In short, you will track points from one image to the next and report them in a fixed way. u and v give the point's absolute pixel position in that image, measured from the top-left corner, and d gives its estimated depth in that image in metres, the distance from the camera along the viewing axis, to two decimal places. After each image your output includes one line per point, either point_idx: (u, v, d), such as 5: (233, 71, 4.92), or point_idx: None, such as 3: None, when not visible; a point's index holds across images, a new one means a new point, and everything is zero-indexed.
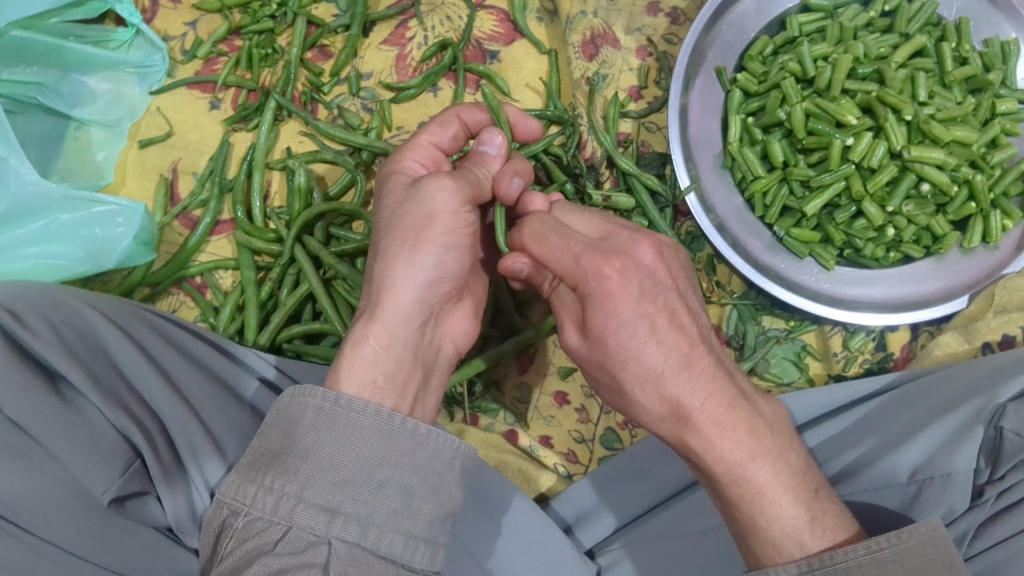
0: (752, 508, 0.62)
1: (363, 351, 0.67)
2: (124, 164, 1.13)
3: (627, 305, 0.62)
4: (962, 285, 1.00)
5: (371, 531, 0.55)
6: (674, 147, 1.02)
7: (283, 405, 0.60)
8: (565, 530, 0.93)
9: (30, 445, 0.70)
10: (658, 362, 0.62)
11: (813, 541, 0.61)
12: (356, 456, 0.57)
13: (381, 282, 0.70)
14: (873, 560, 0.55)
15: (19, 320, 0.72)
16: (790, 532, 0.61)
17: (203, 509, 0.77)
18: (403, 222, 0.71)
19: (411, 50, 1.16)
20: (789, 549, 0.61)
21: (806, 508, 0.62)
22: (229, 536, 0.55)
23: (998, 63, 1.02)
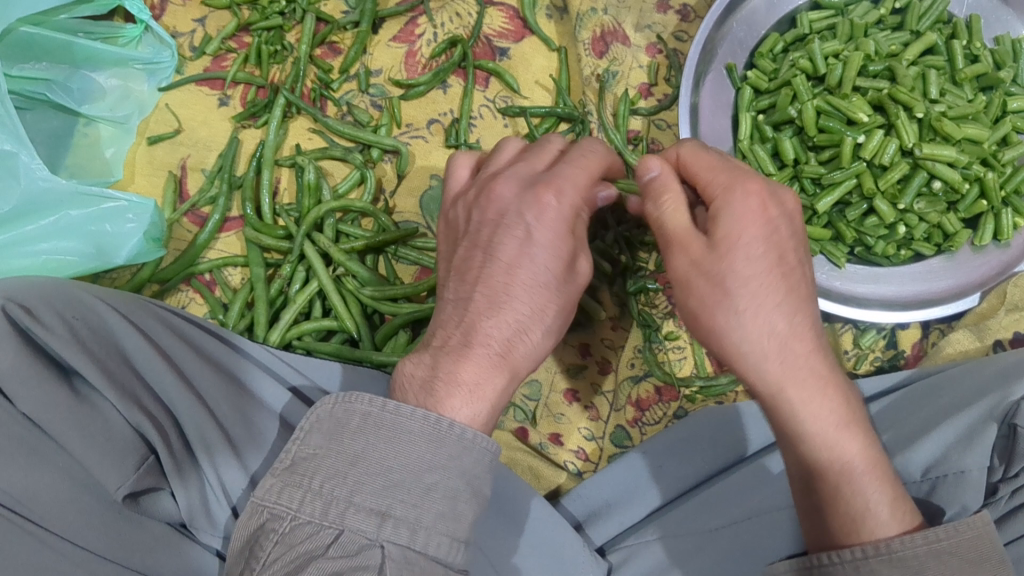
0: (836, 483, 0.62)
1: (493, 386, 0.61)
2: (132, 161, 1.12)
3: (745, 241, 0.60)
4: (972, 282, 1.00)
5: (420, 534, 0.52)
6: (684, 125, 1.01)
7: (322, 413, 0.56)
8: (576, 527, 0.92)
9: (43, 440, 0.70)
10: (753, 277, 0.60)
11: (886, 530, 0.60)
12: (403, 461, 0.54)
13: (518, 324, 0.63)
14: (931, 550, 0.56)
15: (30, 315, 0.72)
16: (868, 511, 0.61)
17: (224, 521, 0.76)
18: (556, 287, 0.64)
19: (421, 47, 1.16)
20: (867, 528, 0.60)
21: (889, 500, 0.61)
22: (269, 542, 0.51)
23: (1009, 60, 1.01)
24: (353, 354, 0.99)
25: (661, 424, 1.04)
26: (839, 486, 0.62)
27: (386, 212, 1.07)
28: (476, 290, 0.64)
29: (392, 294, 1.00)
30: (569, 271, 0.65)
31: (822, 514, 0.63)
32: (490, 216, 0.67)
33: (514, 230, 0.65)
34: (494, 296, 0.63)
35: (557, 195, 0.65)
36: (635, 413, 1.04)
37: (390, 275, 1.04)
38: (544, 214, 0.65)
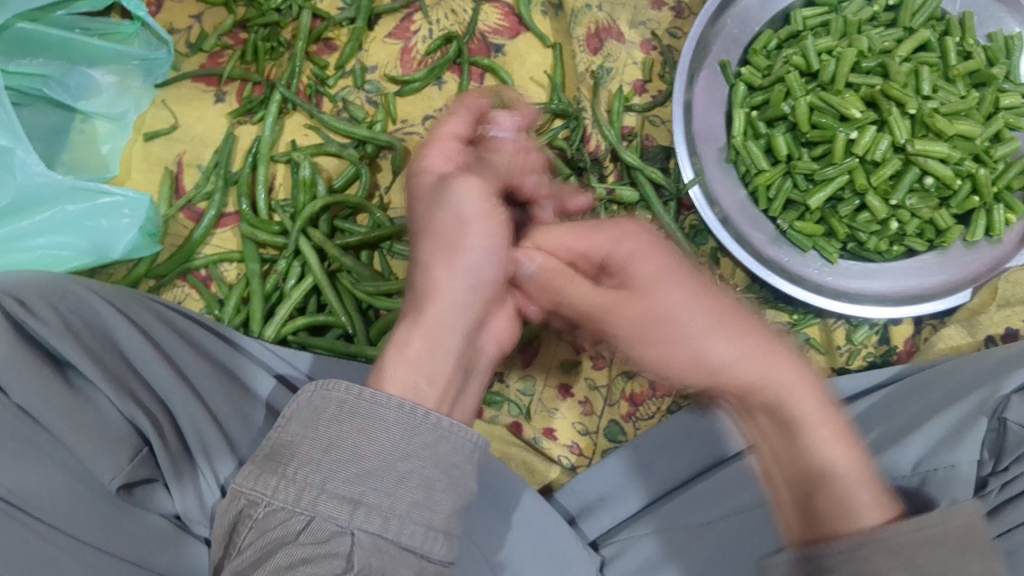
0: (814, 482, 0.57)
1: (397, 362, 0.60)
2: (128, 158, 1.13)
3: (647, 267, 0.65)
4: (966, 277, 1.01)
5: (393, 523, 0.52)
6: (678, 142, 1.03)
7: (302, 401, 0.56)
8: (569, 521, 0.93)
9: (37, 431, 0.71)
10: (675, 288, 0.63)
11: (870, 517, 0.54)
12: (376, 448, 0.54)
13: (421, 289, 0.65)
14: (927, 536, 0.51)
15: (25, 307, 0.73)
16: (848, 502, 0.55)
17: (212, 501, 0.76)
18: (436, 238, 0.64)
19: (416, 44, 1.17)
20: (846, 520, 0.54)
21: (871, 492, 0.55)
22: (246, 526, 0.52)
23: (1002, 57, 1.02)
24: (348, 351, 0.99)
25: (655, 419, 1.04)
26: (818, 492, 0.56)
27: (381, 208, 1.07)
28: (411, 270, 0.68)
29: (385, 290, 1.00)
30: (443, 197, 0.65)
31: (814, 524, 0.56)
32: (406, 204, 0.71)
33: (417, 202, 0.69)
34: (415, 280, 0.66)
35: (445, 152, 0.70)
36: (629, 407, 1.04)
37: (386, 271, 1.05)
38: (423, 196, 0.67)
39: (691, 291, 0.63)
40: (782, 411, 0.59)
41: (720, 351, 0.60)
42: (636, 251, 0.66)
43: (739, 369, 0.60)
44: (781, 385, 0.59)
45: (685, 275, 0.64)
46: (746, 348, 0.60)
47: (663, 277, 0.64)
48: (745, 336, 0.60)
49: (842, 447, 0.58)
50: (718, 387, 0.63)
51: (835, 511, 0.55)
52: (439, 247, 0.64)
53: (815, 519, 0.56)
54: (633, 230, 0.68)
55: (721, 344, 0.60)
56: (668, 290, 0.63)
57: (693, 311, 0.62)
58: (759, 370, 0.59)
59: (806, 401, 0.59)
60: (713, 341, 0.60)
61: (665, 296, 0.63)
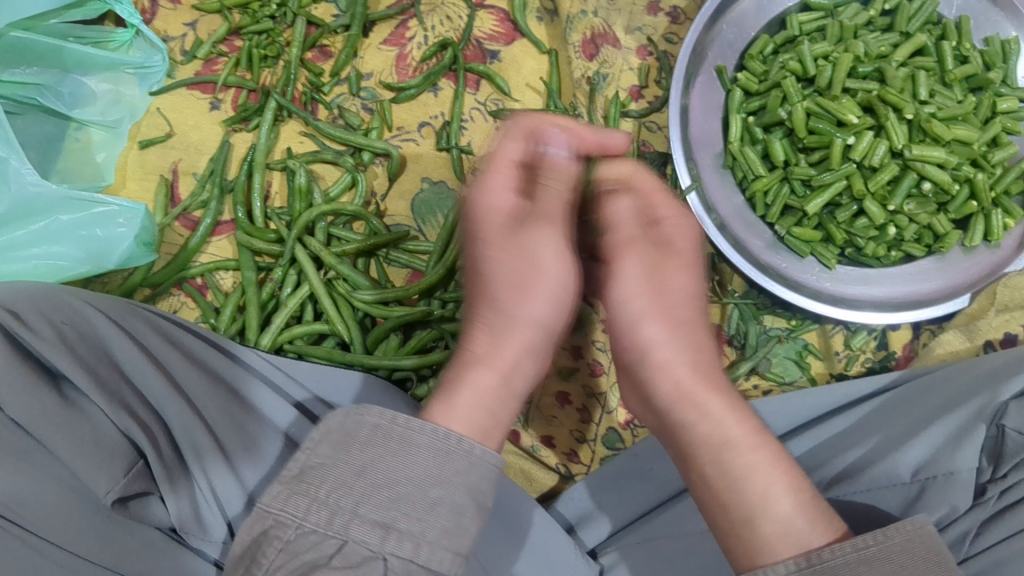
0: (749, 508, 0.61)
1: (463, 395, 0.61)
2: (124, 165, 1.12)
3: (677, 275, 0.72)
4: (962, 284, 1.00)
5: (423, 549, 0.51)
6: (675, 146, 1.02)
7: (334, 425, 0.57)
8: (567, 529, 0.93)
9: (31, 444, 0.70)
10: (650, 302, 0.71)
11: (816, 539, 0.58)
12: (410, 473, 0.54)
13: (502, 318, 0.67)
14: (861, 557, 0.53)
15: (19, 320, 0.72)
16: (781, 532, 0.59)
17: (219, 536, 0.75)
18: (506, 277, 0.67)
19: (411, 50, 1.16)
20: (780, 544, 0.58)
21: (793, 502, 0.60)
22: (273, 550, 0.50)
23: (998, 61, 1.02)
24: (345, 359, 0.99)
25: (651, 426, 1.04)
26: (746, 514, 0.61)
27: (377, 215, 1.07)
28: (480, 296, 0.69)
29: (384, 298, 1.00)
30: (518, 248, 0.68)
31: (742, 541, 0.61)
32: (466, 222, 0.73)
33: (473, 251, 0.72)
34: (479, 321, 0.68)
35: (488, 184, 0.70)
36: (627, 414, 1.04)
37: (381, 278, 1.04)
38: (491, 229, 0.69)
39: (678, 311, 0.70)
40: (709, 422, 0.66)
41: (658, 354, 0.69)
42: (686, 281, 0.72)
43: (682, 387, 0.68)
44: (699, 397, 0.67)
45: (694, 308, 0.71)
46: (676, 353, 0.69)
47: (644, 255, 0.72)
48: (701, 358, 0.69)
49: (775, 473, 0.63)
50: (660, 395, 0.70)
51: (749, 534, 0.61)
52: (501, 290, 0.68)
53: (745, 539, 0.61)
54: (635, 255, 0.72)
55: (660, 339, 0.69)
56: (638, 293, 0.71)
57: (642, 321, 0.70)
58: (693, 382, 0.68)
59: (741, 421, 0.66)
60: (653, 348, 0.69)
61: (678, 280, 0.71)
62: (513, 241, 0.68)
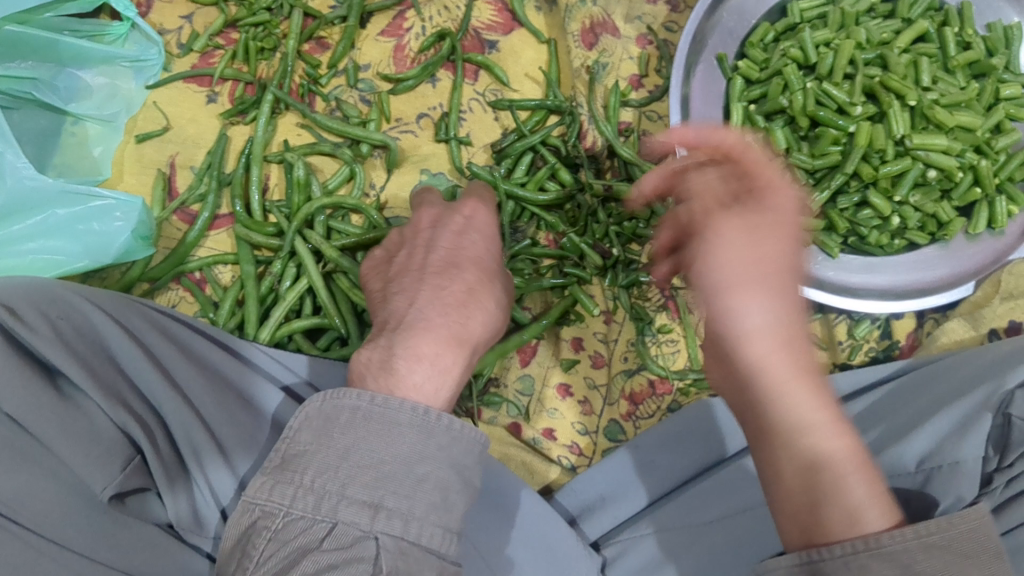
0: (812, 495, 0.53)
1: (451, 355, 0.65)
2: (121, 160, 1.11)
3: (730, 233, 0.58)
4: (968, 272, 0.99)
5: (413, 525, 0.53)
6: (677, 136, 1.01)
7: (311, 412, 0.58)
8: (569, 522, 0.91)
9: (31, 443, 0.69)
10: (729, 261, 0.57)
11: (875, 522, 0.50)
12: (394, 451, 0.55)
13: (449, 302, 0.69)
14: (922, 544, 0.49)
15: (15, 316, 0.71)
16: (853, 507, 0.51)
17: (213, 525, 0.76)
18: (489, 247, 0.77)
19: (408, 41, 1.15)
20: (849, 521, 0.51)
21: (867, 496, 0.51)
22: (263, 540, 0.52)
23: (1002, 47, 1.01)
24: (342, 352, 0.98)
25: (655, 418, 1.03)
26: (811, 495, 0.53)
27: (377, 208, 1.06)
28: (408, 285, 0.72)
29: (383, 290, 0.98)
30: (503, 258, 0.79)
31: (807, 513, 0.53)
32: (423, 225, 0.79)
33: (445, 242, 0.76)
34: (451, 280, 0.71)
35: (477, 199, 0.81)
36: (628, 407, 1.04)
37: None
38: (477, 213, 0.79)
39: (747, 268, 0.57)
40: (785, 398, 0.55)
41: (749, 315, 0.56)
42: (741, 240, 0.58)
43: (771, 341, 0.56)
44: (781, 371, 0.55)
45: (774, 268, 0.57)
46: (767, 316, 0.56)
47: (751, 226, 0.58)
48: (785, 333, 0.56)
49: (854, 458, 0.53)
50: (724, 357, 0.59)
51: (808, 519, 0.53)
52: (480, 263, 0.74)
53: (817, 514, 0.52)
54: (782, 197, 0.60)
55: (754, 302, 0.56)
56: (758, 255, 0.57)
57: (735, 274, 0.57)
58: (787, 360, 0.55)
59: (818, 399, 0.54)
60: (733, 318, 0.56)
61: (727, 239, 0.58)
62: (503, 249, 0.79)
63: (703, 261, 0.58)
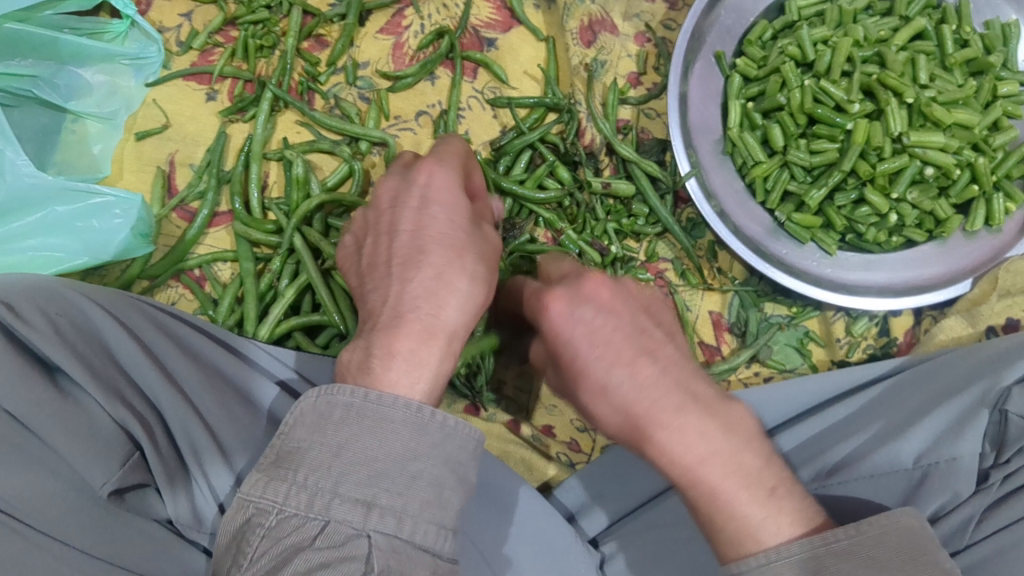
0: (724, 522, 0.55)
1: (429, 349, 0.59)
2: (120, 157, 1.12)
3: (557, 306, 0.61)
4: (965, 269, 1.00)
5: (406, 523, 0.52)
6: (674, 133, 1.01)
7: (306, 407, 0.56)
8: (569, 519, 0.92)
9: (30, 439, 0.70)
10: (572, 339, 0.60)
11: (773, 537, 0.54)
12: (388, 450, 0.54)
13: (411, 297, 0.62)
14: (841, 547, 0.52)
15: (14, 313, 0.71)
16: (756, 522, 0.54)
17: (211, 519, 0.76)
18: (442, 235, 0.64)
19: (408, 39, 1.16)
20: (755, 538, 0.54)
21: (766, 509, 0.54)
22: (256, 537, 0.51)
23: (999, 45, 1.01)
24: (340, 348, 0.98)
25: None
26: (722, 521, 0.55)
27: None
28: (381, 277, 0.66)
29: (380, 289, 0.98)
30: (472, 225, 0.67)
31: (721, 536, 0.56)
32: (384, 205, 0.70)
33: (408, 222, 0.67)
34: (419, 265, 0.63)
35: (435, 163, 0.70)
36: None
37: None
38: (432, 183, 0.68)
39: (590, 335, 0.60)
40: (669, 451, 0.56)
41: (618, 388, 0.58)
42: (573, 305, 0.61)
43: (637, 408, 0.57)
44: (661, 430, 0.57)
45: (605, 325, 0.60)
46: (635, 385, 0.57)
47: (576, 309, 0.60)
48: (648, 377, 0.58)
49: (739, 481, 0.55)
50: (615, 432, 0.61)
51: (722, 538, 0.56)
52: (449, 240, 0.65)
53: (724, 533, 0.55)
54: (593, 283, 0.62)
55: (617, 377, 0.58)
56: (598, 338, 0.59)
57: (592, 358, 0.59)
58: (661, 409, 0.57)
59: (709, 440, 0.56)
60: (596, 388, 0.59)
61: (578, 320, 0.60)
62: (469, 219, 0.67)
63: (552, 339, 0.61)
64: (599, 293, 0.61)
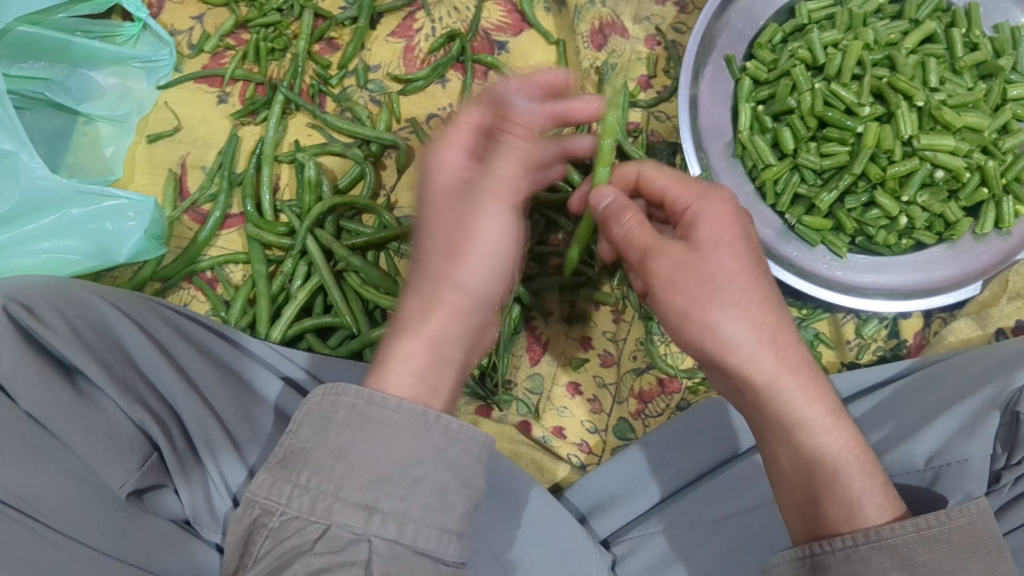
0: (826, 476, 0.62)
1: (416, 343, 0.58)
2: (132, 160, 1.12)
3: (704, 231, 0.64)
4: (975, 271, 0.99)
5: (409, 528, 0.52)
6: (685, 137, 1.01)
7: (312, 406, 0.56)
8: (580, 520, 0.92)
9: (47, 439, 0.70)
10: (709, 268, 0.63)
11: (875, 516, 0.59)
12: (390, 454, 0.53)
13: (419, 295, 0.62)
14: (921, 536, 0.56)
15: (32, 315, 0.71)
16: (864, 498, 0.60)
17: (224, 511, 0.77)
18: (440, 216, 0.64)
19: (419, 42, 1.16)
20: (862, 514, 0.60)
21: (871, 485, 0.61)
22: (261, 537, 0.52)
23: (1009, 47, 1.01)
24: (351, 349, 0.99)
25: (664, 416, 1.04)
26: (832, 477, 0.61)
27: (387, 208, 1.07)
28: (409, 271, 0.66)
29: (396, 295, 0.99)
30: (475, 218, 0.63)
31: (814, 508, 0.63)
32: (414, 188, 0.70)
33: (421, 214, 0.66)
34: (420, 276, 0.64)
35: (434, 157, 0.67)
36: (638, 405, 1.04)
37: (391, 271, 1.04)
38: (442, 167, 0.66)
39: (734, 269, 0.63)
40: (792, 396, 0.63)
41: (735, 330, 0.63)
42: (707, 213, 0.66)
43: (763, 340, 0.62)
44: (789, 374, 0.63)
45: (739, 259, 0.64)
46: (754, 326, 0.63)
47: (717, 243, 0.64)
48: (777, 317, 0.64)
49: (845, 445, 0.62)
50: (727, 366, 0.65)
51: (818, 501, 0.62)
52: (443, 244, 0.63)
53: (834, 505, 0.61)
54: (717, 206, 0.66)
55: (739, 321, 0.63)
56: (724, 279, 0.63)
57: (735, 295, 0.63)
58: (774, 357, 0.63)
59: (817, 401, 0.63)
60: (727, 316, 0.63)
61: (716, 259, 0.63)
62: (466, 213, 0.63)
63: (684, 272, 0.64)
64: (738, 230, 0.66)
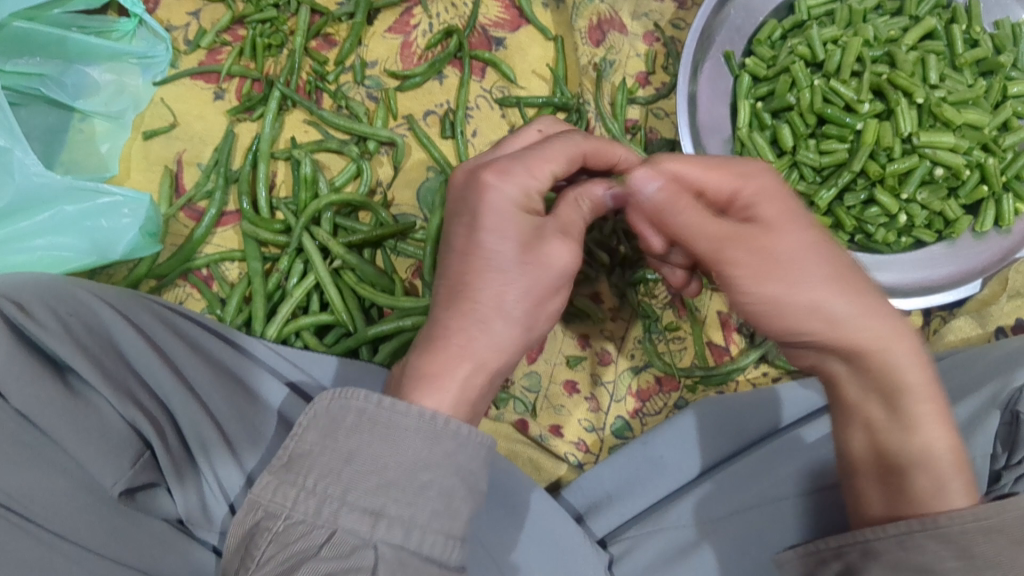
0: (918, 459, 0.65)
1: (453, 369, 0.59)
2: (128, 156, 1.11)
3: (770, 207, 0.63)
4: (974, 269, 0.99)
5: (414, 533, 0.52)
6: (683, 134, 1.00)
7: (320, 409, 0.55)
8: (576, 519, 0.91)
9: (39, 437, 0.70)
10: (788, 244, 0.61)
11: (958, 501, 0.62)
12: (399, 458, 0.53)
13: (456, 306, 0.61)
14: (981, 526, 0.57)
15: (24, 311, 0.71)
16: (952, 483, 0.63)
17: (221, 517, 0.76)
18: (498, 229, 0.61)
19: (416, 38, 1.15)
20: (948, 499, 0.62)
21: (960, 479, 0.63)
22: (265, 540, 0.52)
23: (1009, 44, 1.01)
24: (348, 347, 0.99)
25: (661, 415, 1.04)
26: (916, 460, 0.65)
27: (384, 205, 1.07)
28: (439, 285, 0.64)
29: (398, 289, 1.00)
30: (534, 258, 0.62)
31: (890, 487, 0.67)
32: (451, 205, 0.66)
33: (464, 229, 0.63)
34: (453, 281, 0.62)
35: (499, 174, 0.62)
36: (635, 404, 1.04)
37: (389, 269, 1.04)
38: (486, 190, 0.62)
39: (819, 254, 0.62)
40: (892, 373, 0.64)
41: (824, 305, 0.62)
42: (760, 191, 0.65)
43: (848, 322, 0.62)
44: (883, 347, 0.63)
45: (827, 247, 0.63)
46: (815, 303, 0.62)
47: (781, 221, 0.62)
48: (870, 303, 0.63)
49: (942, 430, 0.65)
50: (824, 343, 0.65)
51: (924, 477, 0.64)
52: (487, 270, 0.61)
53: (920, 485, 0.64)
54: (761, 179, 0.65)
55: (831, 298, 0.62)
56: (806, 259, 0.61)
57: (812, 270, 0.61)
58: (864, 331, 0.63)
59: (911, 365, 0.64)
60: (819, 297, 0.62)
61: (786, 236, 0.62)
62: (527, 252, 0.61)
63: (760, 247, 0.61)
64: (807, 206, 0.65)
